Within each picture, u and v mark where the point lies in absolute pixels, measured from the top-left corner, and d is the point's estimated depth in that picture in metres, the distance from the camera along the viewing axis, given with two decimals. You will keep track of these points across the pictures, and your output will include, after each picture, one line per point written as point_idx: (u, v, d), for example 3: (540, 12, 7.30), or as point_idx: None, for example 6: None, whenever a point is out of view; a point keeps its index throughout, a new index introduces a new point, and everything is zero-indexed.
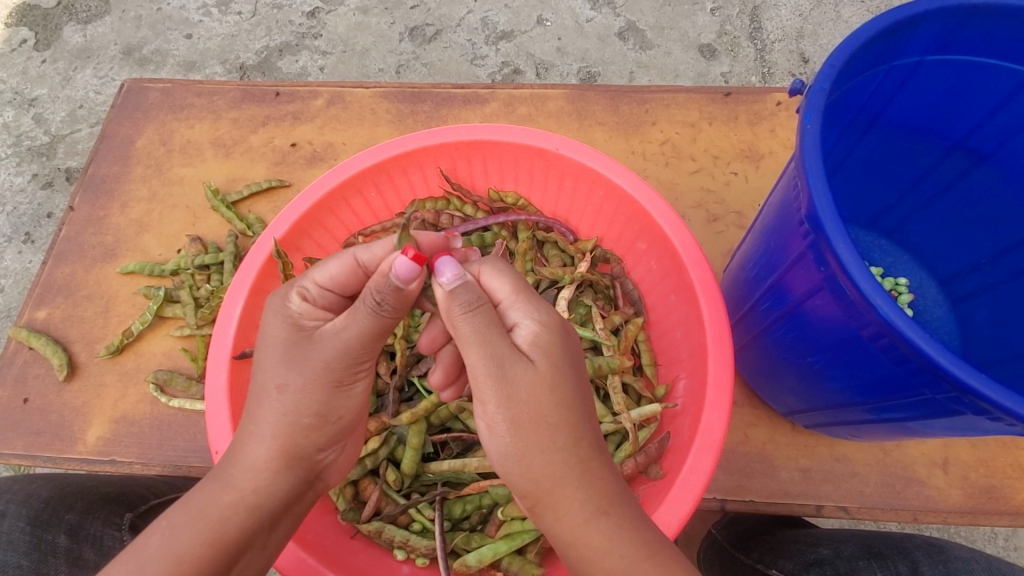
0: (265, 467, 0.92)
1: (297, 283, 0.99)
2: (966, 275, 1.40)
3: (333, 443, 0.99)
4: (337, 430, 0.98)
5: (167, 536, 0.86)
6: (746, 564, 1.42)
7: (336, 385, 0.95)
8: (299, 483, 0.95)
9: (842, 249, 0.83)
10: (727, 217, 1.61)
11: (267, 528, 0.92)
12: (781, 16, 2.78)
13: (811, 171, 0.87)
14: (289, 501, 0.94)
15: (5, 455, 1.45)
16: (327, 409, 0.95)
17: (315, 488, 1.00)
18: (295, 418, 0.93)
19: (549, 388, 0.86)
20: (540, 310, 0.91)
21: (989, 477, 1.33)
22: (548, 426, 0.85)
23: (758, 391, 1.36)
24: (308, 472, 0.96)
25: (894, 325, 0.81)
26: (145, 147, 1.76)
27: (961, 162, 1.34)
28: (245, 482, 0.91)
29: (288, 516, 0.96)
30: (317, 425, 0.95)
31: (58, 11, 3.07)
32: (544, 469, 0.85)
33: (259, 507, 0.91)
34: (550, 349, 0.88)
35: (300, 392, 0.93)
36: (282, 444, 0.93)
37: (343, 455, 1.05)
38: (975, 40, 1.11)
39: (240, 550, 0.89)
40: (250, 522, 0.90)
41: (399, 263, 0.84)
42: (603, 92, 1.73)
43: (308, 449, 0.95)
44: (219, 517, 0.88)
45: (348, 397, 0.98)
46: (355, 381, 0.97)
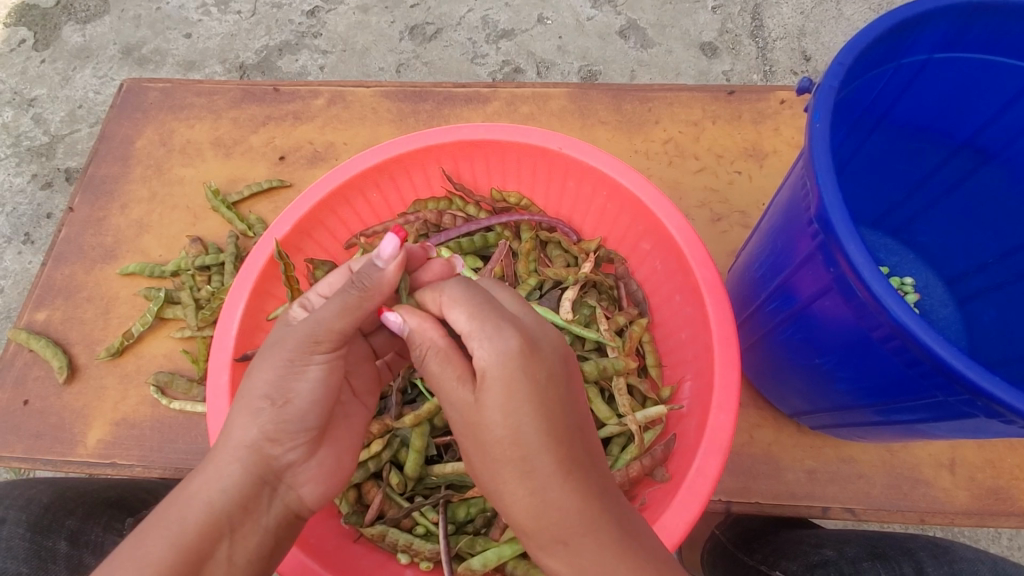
0: (224, 457, 0.91)
1: (300, 298, 1.04)
2: (973, 274, 1.39)
3: (294, 437, 0.94)
4: (297, 418, 0.94)
5: (133, 542, 0.81)
6: (750, 566, 1.40)
7: (289, 365, 0.93)
8: (251, 478, 0.91)
9: (853, 250, 0.82)
10: (730, 216, 1.60)
11: (229, 537, 0.87)
12: (783, 13, 2.77)
13: (821, 170, 0.86)
14: (244, 495, 0.90)
15: (5, 459, 1.44)
16: (280, 391, 0.92)
17: (279, 494, 0.95)
18: (250, 400, 0.92)
19: (502, 422, 0.84)
20: (491, 339, 0.84)
21: (996, 478, 1.32)
22: (505, 460, 0.84)
23: (764, 392, 1.35)
24: (264, 466, 0.92)
25: (906, 327, 0.79)
26: (145, 148, 1.75)
27: (968, 161, 1.33)
28: (205, 470, 0.90)
29: (256, 530, 0.90)
30: (273, 409, 0.92)
31: (57, 10, 3.06)
32: (510, 500, 0.86)
33: (217, 504, 0.87)
34: (499, 384, 0.83)
35: (260, 373, 0.93)
36: (243, 433, 0.91)
37: (316, 461, 0.99)
38: (984, 38, 1.10)
39: (203, 559, 0.83)
40: (211, 524, 0.85)
41: (381, 242, 0.93)
42: (606, 91, 1.71)
43: (261, 437, 0.92)
44: (180, 519, 0.84)
45: (303, 380, 0.94)
46: (310, 365, 0.93)
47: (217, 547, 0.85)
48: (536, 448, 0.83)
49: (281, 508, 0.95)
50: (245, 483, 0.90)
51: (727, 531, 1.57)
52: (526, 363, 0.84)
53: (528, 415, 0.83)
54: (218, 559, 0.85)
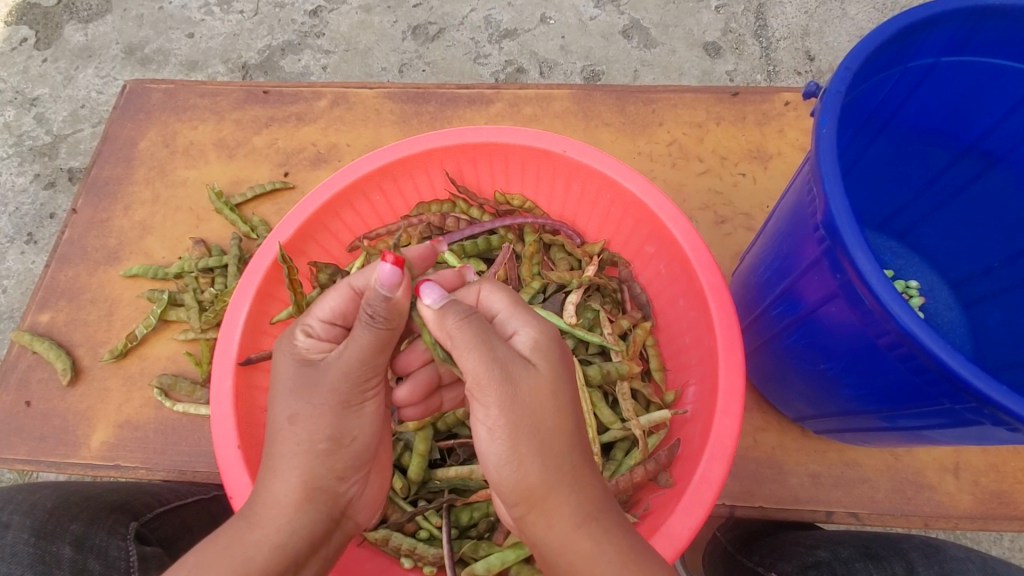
0: (284, 499, 0.91)
1: (300, 323, 1.00)
2: (979, 278, 1.38)
3: (352, 472, 0.98)
4: (355, 456, 0.98)
5: (199, 566, 0.85)
6: (749, 568, 1.40)
7: (345, 407, 0.95)
8: (323, 518, 0.94)
9: (860, 257, 0.81)
10: (734, 219, 1.59)
11: (294, 571, 0.91)
12: (787, 13, 2.76)
13: (827, 177, 0.86)
14: (314, 533, 0.93)
15: (9, 460, 1.44)
16: (341, 431, 0.95)
17: (342, 526, 0.99)
18: (310, 442, 0.93)
19: (550, 388, 0.88)
20: (538, 321, 0.94)
21: (1000, 482, 1.32)
22: (550, 425, 0.87)
23: (768, 396, 1.35)
24: (331, 504, 0.95)
25: (913, 335, 0.79)
26: (149, 149, 1.75)
27: (974, 164, 1.32)
28: (264, 511, 0.90)
29: (318, 558, 0.95)
30: (334, 449, 0.94)
31: (60, 10, 3.06)
32: (543, 471, 0.86)
33: (284, 545, 0.89)
34: (550, 354, 0.91)
35: (315, 418, 0.93)
36: (303, 474, 0.92)
37: (366, 489, 1.05)
38: (992, 41, 1.09)
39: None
40: (281, 562, 0.89)
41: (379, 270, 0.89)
42: (610, 92, 1.71)
43: (327, 476, 0.94)
44: (247, 557, 0.86)
45: (359, 418, 0.97)
46: (366, 402, 0.98)
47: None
48: (571, 421, 0.89)
49: (340, 538, 1.00)
50: (317, 521, 0.93)
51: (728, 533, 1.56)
52: (563, 346, 0.94)
53: (568, 385, 0.91)
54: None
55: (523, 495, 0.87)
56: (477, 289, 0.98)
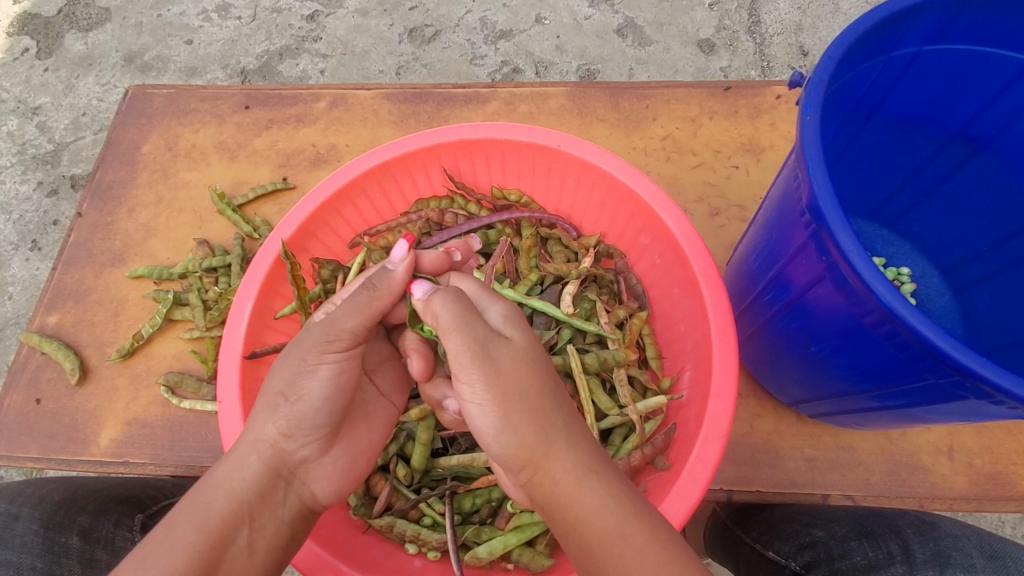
0: (248, 449, 0.96)
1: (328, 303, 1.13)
2: (968, 263, 1.41)
3: (306, 435, 0.98)
4: (309, 416, 0.98)
5: (166, 527, 0.88)
6: (746, 543, 1.44)
7: (301, 364, 0.98)
8: (270, 471, 0.96)
9: (843, 238, 0.84)
10: (728, 210, 1.62)
11: (250, 524, 0.92)
12: (780, 9, 2.79)
13: (812, 162, 0.88)
14: (261, 487, 0.95)
15: (20, 459, 1.47)
16: (293, 388, 0.97)
17: (295, 489, 0.99)
18: (267, 397, 0.98)
19: (525, 356, 0.94)
20: (504, 300, 1.02)
21: (994, 463, 1.34)
22: (535, 390, 0.92)
23: (763, 382, 1.38)
24: (279, 458, 0.96)
25: (895, 312, 0.82)
26: (151, 153, 1.78)
27: (961, 150, 1.35)
28: (230, 462, 0.95)
29: (274, 521, 0.95)
30: (285, 405, 0.97)
31: (60, 19, 3.10)
32: (536, 432, 0.90)
33: (239, 494, 0.93)
34: (519, 327, 0.98)
35: (279, 373, 0.99)
36: (264, 427, 0.96)
37: (330, 459, 1.03)
38: (972, 29, 1.12)
39: (226, 544, 0.89)
40: (235, 509, 0.91)
41: (416, 290, 1.01)
42: (603, 89, 1.74)
43: (278, 434, 0.96)
44: (207, 504, 0.91)
45: (313, 379, 0.98)
46: (322, 364, 0.98)
47: (237, 536, 0.91)
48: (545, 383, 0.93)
49: (296, 502, 0.99)
50: (263, 477, 0.95)
51: (726, 509, 1.59)
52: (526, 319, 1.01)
53: (539, 352, 0.97)
54: (239, 545, 0.91)
55: (523, 460, 0.90)
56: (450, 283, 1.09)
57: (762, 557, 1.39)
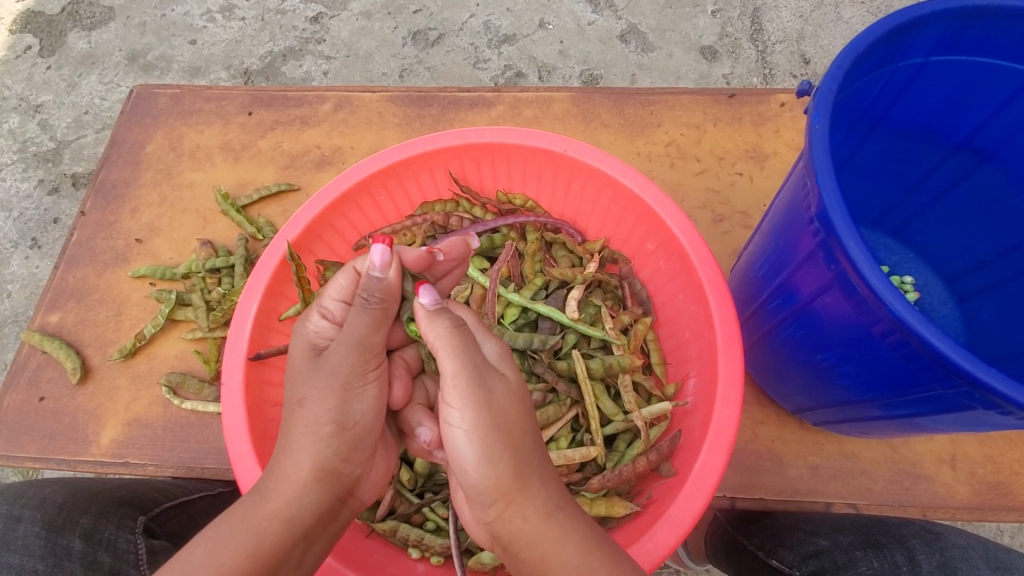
0: (297, 478, 0.93)
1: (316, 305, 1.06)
2: (972, 273, 1.41)
3: (358, 454, 1.00)
4: (360, 438, 1.00)
5: (210, 549, 0.87)
6: (749, 551, 1.46)
7: (346, 389, 0.99)
8: (328, 497, 0.95)
9: (853, 247, 0.84)
10: (732, 217, 1.62)
11: (302, 544, 0.92)
12: (782, 17, 2.80)
13: (821, 171, 0.88)
14: (318, 511, 0.94)
15: (19, 458, 1.47)
16: (346, 415, 0.98)
17: (348, 507, 1.00)
18: (316, 426, 0.96)
19: (514, 399, 0.95)
20: (497, 337, 1.02)
21: (996, 473, 1.34)
22: (520, 427, 0.93)
23: (766, 389, 1.38)
24: (336, 484, 0.97)
25: (906, 322, 0.82)
26: (156, 153, 1.77)
27: (966, 160, 1.35)
28: (285, 494, 0.92)
29: (321, 539, 0.95)
30: (337, 433, 0.97)
31: (63, 17, 3.09)
32: (513, 471, 0.90)
33: (293, 519, 0.91)
34: (513, 367, 0.99)
35: (320, 401, 0.97)
36: (315, 457, 0.95)
37: (373, 472, 1.07)
38: (980, 40, 1.12)
39: (278, 564, 0.89)
40: (287, 535, 0.90)
41: (422, 291, 0.98)
42: (608, 95, 1.74)
43: (333, 460, 0.96)
44: (259, 530, 0.88)
45: (362, 402, 1.01)
46: (367, 385, 1.01)
47: (290, 555, 0.90)
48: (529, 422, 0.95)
49: (347, 517, 1.01)
50: (320, 501, 0.94)
51: (728, 514, 1.61)
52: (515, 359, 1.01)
53: (527, 397, 0.98)
54: (291, 563, 0.91)
55: (499, 493, 0.90)
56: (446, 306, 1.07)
57: (765, 564, 1.40)
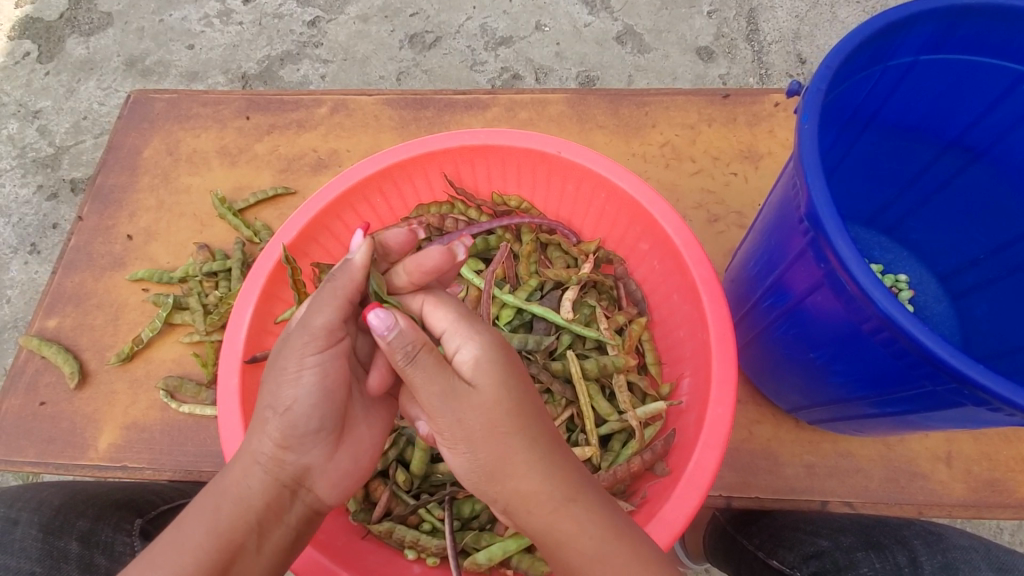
0: (247, 460, 0.95)
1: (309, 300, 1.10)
2: (965, 271, 1.42)
3: (307, 439, 0.96)
4: (302, 421, 0.95)
5: (173, 532, 0.90)
6: (749, 551, 1.46)
7: (285, 372, 0.95)
8: (271, 480, 0.94)
9: (841, 246, 0.85)
10: (727, 217, 1.63)
11: (257, 531, 0.92)
12: (778, 17, 2.81)
13: (809, 170, 0.89)
14: (268, 494, 0.94)
15: (18, 463, 1.47)
16: (280, 399, 0.95)
17: (300, 497, 0.97)
18: (261, 409, 0.97)
19: (492, 405, 0.90)
20: (479, 336, 0.94)
21: (992, 470, 1.34)
22: (505, 431, 0.90)
23: (762, 388, 1.38)
24: (279, 468, 0.95)
25: (893, 319, 0.82)
26: (153, 157, 1.78)
27: (957, 159, 1.35)
28: (233, 473, 0.95)
29: (281, 525, 0.95)
30: (275, 416, 0.95)
31: (61, 24, 3.11)
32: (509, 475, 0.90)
33: (243, 501, 0.92)
34: (492, 370, 0.91)
35: (269, 384, 0.97)
36: (259, 440, 0.95)
37: (335, 464, 1.01)
38: (969, 39, 1.13)
39: (234, 551, 0.89)
40: (240, 519, 0.91)
41: (371, 318, 0.87)
42: (603, 96, 1.75)
43: (274, 444, 0.95)
44: (213, 511, 0.91)
45: (297, 385, 0.95)
46: (304, 370, 0.95)
47: (246, 542, 0.90)
48: (524, 411, 0.91)
49: (303, 509, 0.98)
50: (268, 483, 0.94)
51: (726, 513, 1.61)
52: (501, 355, 0.93)
53: (517, 395, 0.92)
54: (249, 550, 0.91)
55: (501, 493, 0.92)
56: (421, 304, 1.03)
57: (765, 565, 1.40)
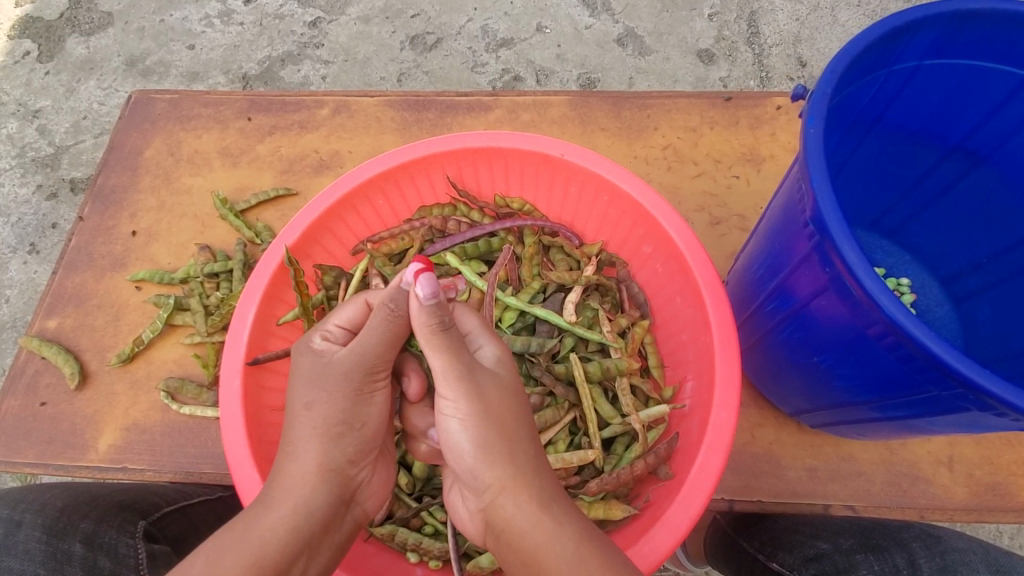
0: (303, 481, 0.93)
1: (319, 328, 1.07)
2: (967, 275, 1.42)
3: (363, 458, 1.00)
4: (369, 440, 1.01)
5: (210, 559, 0.83)
6: (749, 553, 1.46)
7: (358, 395, 0.99)
8: (334, 498, 0.94)
9: (847, 250, 0.85)
10: (729, 220, 1.63)
11: (308, 554, 0.90)
12: (779, 20, 2.81)
13: (816, 173, 0.89)
14: (327, 514, 0.93)
15: (18, 464, 1.47)
16: (354, 417, 0.99)
17: (350, 512, 0.99)
18: (326, 427, 0.96)
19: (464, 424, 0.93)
20: (449, 355, 0.93)
21: (994, 474, 1.34)
22: (476, 453, 0.92)
23: (764, 391, 1.38)
24: (341, 485, 0.96)
25: (899, 324, 0.82)
26: (154, 158, 1.78)
27: (961, 163, 1.36)
28: (287, 492, 0.92)
29: (329, 546, 0.94)
30: (349, 433, 0.98)
31: (62, 23, 3.10)
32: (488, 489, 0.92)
33: (300, 523, 0.90)
34: (459, 392, 0.92)
35: (330, 403, 0.98)
36: (318, 458, 0.95)
37: (375, 478, 1.05)
38: (973, 44, 1.13)
39: (284, 575, 0.86)
40: (293, 541, 0.88)
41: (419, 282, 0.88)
42: (605, 98, 1.75)
43: (340, 460, 0.96)
44: (263, 541, 0.86)
45: (370, 406, 1.02)
46: (377, 391, 1.02)
47: (297, 565, 0.88)
48: (489, 437, 0.91)
49: (350, 524, 0.99)
50: (327, 503, 0.93)
51: (728, 515, 1.61)
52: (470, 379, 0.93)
53: (486, 420, 0.92)
54: (297, 574, 0.88)
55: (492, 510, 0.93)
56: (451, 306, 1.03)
57: (765, 568, 1.40)
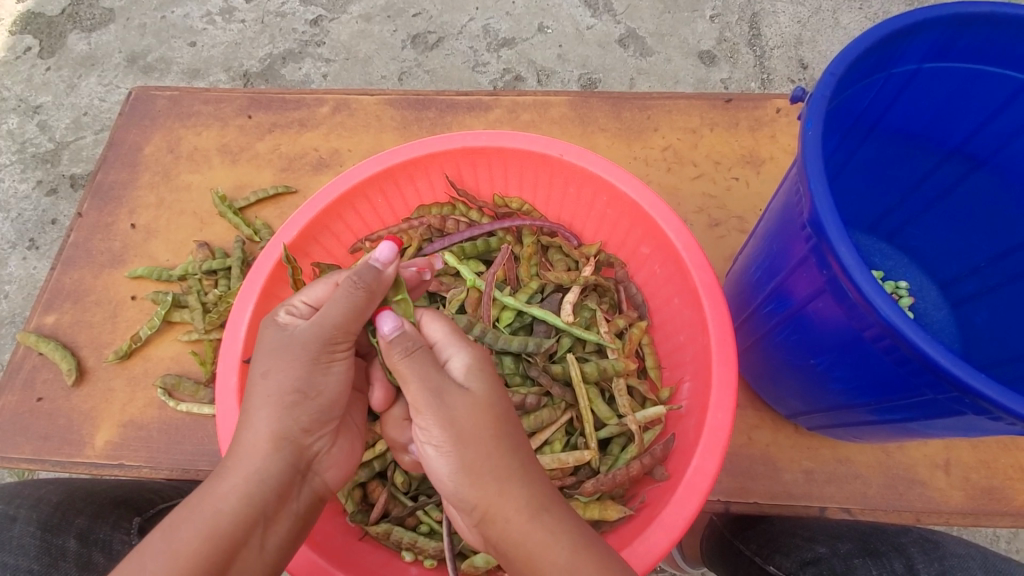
0: (257, 451, 0.94)
1: (285, 303, 1.05)
2: (965, 278, 1.42)
3: (320, 427, 1.00)
4: (326, 409, 1.01)
5: (165, 534, 0.86)
6: (745, 556, 1.45)
7: (314, 363, 0.98)
8: (288, 468, 0.95)
9: (844, 253, 0.85)
10: (728, 221, 1.63)
11: (263, 526, 0.91)
12: (780, 22, 2.81)
13: (814, 175, 0.89)
14: (279, 484, 0.94)
15: (13, 460, 1.46)
16: (310, 385, 0.98)
17: (309, 482, 1.00)
18: (281, 395, 0.96)
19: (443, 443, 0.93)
20: (422, 374, 0.95)
21: (991, 478, 1.34)
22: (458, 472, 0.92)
23: (761, 393, 1.38)
24: (298, 456, 0.97)
25: (895, 327, 0.82)
26: (154, 154, 1.78)
27: (959, 166, 1.36)
28: (241, 462, 0.93)
29: (287, 517, 0.95)
30: (306, 402, 0.97)
31: (64, 19, 3.10)
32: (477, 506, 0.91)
33: (252, 495, 0.91)
34: (432, 411, 0.93)
35: (285, 371, 0.96)
36: (272, 427, 0.95)
37: (335, 449, 1.05)
38: (973, 47, 1.13)
39: (238, 548, 0.88)
40: (246, 515, 0.89)
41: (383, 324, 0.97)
42: (605, 99, 1.75)
43: (294, 430, 0.97)
44: (215, 514, 0.88)
45: (328, 375, 1.00)
46: (336, 362, 1.00)
47: (250, 538, 0.89)
48: (472, 455, 0.91)
49: (309, 495, 1.00)
50: (280, 472, 0.94)
51: (725, 518, 1.61)
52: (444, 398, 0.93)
53: (463, 436, 0.92)
54: (251, 546, 0.90)
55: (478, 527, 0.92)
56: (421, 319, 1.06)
57: (761, 570, 1.40)
